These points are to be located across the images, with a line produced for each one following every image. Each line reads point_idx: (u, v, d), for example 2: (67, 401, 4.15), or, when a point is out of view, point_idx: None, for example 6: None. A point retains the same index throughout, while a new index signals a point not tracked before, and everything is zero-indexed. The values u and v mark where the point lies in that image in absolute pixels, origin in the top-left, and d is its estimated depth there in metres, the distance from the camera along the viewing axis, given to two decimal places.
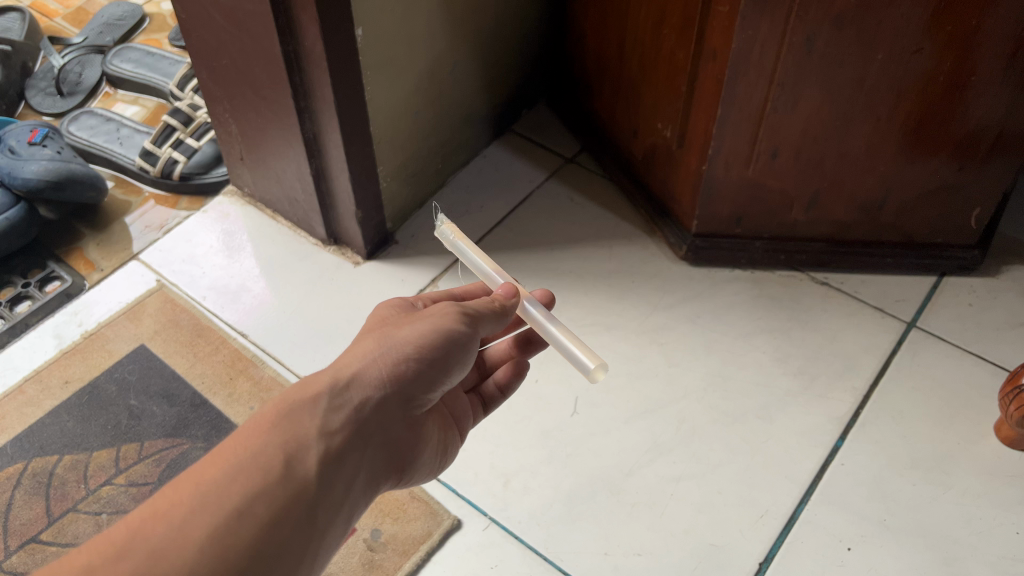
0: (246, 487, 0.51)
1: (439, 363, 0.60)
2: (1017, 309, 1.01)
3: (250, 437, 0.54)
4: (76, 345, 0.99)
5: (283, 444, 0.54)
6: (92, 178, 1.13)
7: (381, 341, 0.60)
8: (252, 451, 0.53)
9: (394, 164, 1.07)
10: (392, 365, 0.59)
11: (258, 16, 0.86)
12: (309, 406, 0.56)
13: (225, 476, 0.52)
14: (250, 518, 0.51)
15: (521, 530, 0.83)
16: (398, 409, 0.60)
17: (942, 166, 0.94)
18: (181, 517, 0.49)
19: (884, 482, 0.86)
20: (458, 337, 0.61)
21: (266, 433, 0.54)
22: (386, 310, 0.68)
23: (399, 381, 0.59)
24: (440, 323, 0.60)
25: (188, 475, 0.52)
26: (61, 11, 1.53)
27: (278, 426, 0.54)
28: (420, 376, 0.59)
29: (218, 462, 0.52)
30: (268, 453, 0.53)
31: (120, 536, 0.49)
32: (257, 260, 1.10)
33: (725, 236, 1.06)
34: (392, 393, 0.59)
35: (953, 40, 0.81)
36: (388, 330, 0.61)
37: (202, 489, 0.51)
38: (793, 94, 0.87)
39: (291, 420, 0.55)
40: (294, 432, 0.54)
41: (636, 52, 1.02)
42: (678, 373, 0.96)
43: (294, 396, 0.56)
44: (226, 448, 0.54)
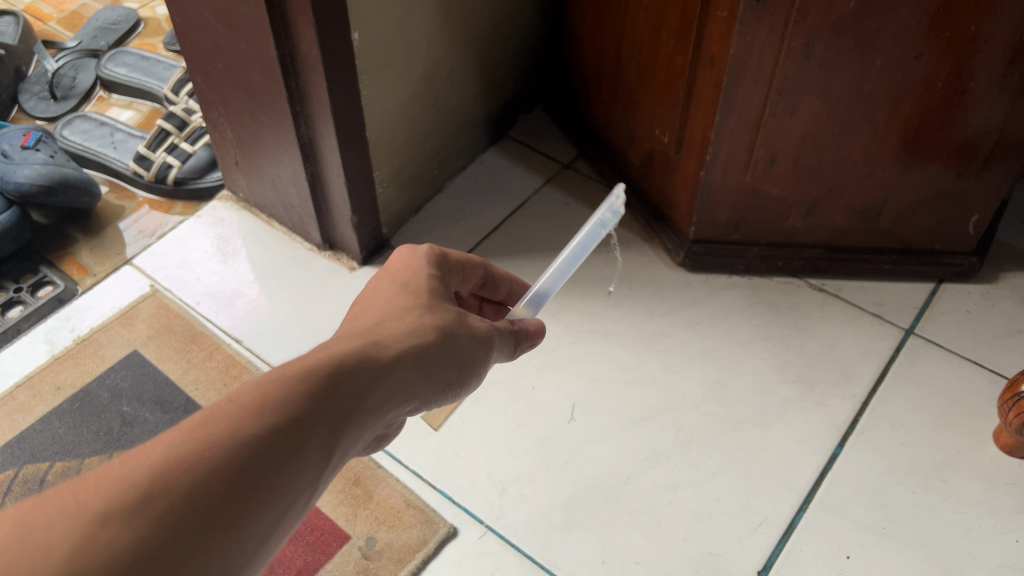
0: (282, 455, 0.40)
1: (459, 375, 0.54)
2: (1015, 316, 1.01)
3: (293, 389, 0.42)
4: (68, 351, 0.99)
5: (326, 412, 0.43)
6: (85, 182, 1.12)
7: (423, 333, 0.52)
8: (287, 401, 0.42)
9: (390, 169, 1.06)
10: (427, 362, 0.51)
11: (253, 19, 0.85)
12: (353, 378, 0.45)
13: (256, 423, 0.40)
14: (277, 495, 0.40)
15: (518, 538, 0.82)
16: (416, 398, 0.51)
17: (940, 173, 0.94)
18: (208, 467, 0.38)
19: (883, 490, 0.85)
20: (473, 355, 0.55)
21: (310, 391, 0.43)
22: (424, 266, 0.58)
23: (429, 380, 0.51)
24: (472, 342, 0.55)
25: (213, 413, 0.40)
26: (55, 15, 1.52)
27: (322, 389, 0.43)
28: (442, 377, 0.52)
29: (255, 407, 0.41)
30: (309, 418, 0.42)
31: (138, 479, 0.36)
32: (251, 266, 1.09)
33: (722, 242, 1.06)
34: (419, 391, 0.50)
35: (951, 47, 0.81)
36: (431, 321, 0.53)
37: (242, 443, 0.39)
38: (791, 101, 0.87)
39: (338, 386, 0.44)
40: (334, 393, 0.44)
41: (633, 58, 1.02)
42: (676, 380, 0.95)
43: (337, 359, 0.45)
44: (257, 391, 0.42)
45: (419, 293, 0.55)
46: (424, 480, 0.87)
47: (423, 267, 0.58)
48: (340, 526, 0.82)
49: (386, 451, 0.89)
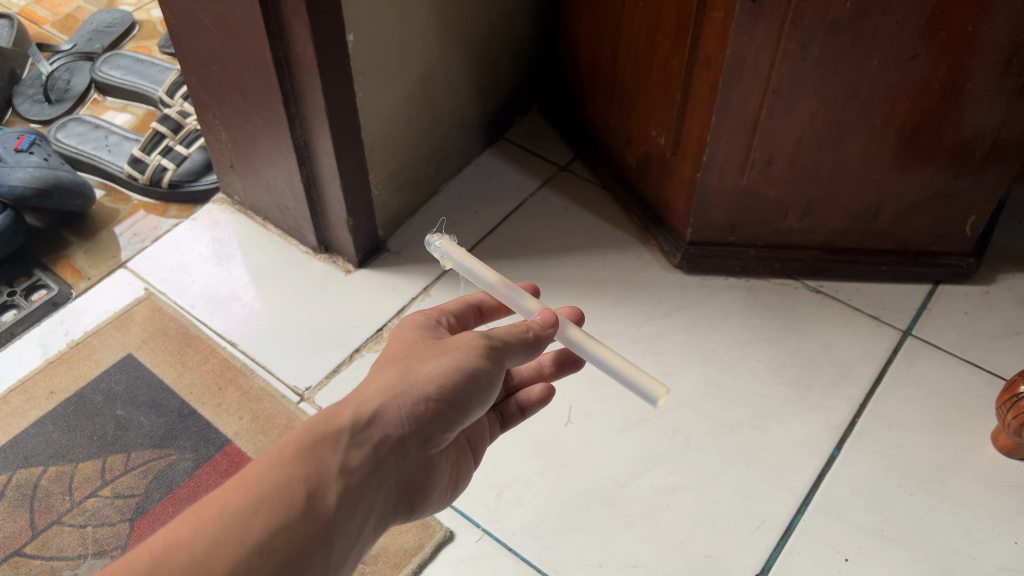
0: (265, 523, 0.48)
1: (461, 403, 0.56)
2: (1012, 318, 1.01)
3: (272, 467, 0.50)
4: (62, 355, 0.98)
5: (306, 478, 0.50)
6: (79, 186, 1.12)
7: (402, 375, 0.56)
8: (275, 482, 0.49)
9: (386, 171, 1.06)
10: (413, 406, 0.55)
11: (248, 21, 0.85)
12: (332, 440, 0.52)
13: (248, 505, 0.48)
14: (269, 556, 0.47)
15: (515, 542, 0.82)
16: (416, 444, 0.56)
17: (937, 174, 0.93)
18: (205, 548, 0.46)
19: (881, 492, 0.85)
20: (477, 378, 0.57)
21: (289, 464, 0.50)
22: (405, 325, 0.63)
23: (421, 422, 0.55)
24: (464, 358, 0.57)
25: (208, 499, 0.48)
26: (50, 18, 1.52)
27: (300, 458, 0.50)
28: (440, 416, 0.56)
29: (244, 492, 0.48)
30: (291, 486, 0.49)
31: (141, 564, 0.45)
32: (247, 269, 1.09)
33: (719, 244, 1.05)
34: (413, 433, 0.55)
35: (948, 47, 0.80)
36: (410, 364, 0.57)
37: (245, 517, 0.47)
38: (787, 102, 0.87)
39: (315, 453, 0.51)
40: (316, 466, 0.50)
41: (629, 60, 1.02)
42: (673, 382, 0.95)
43: (316, 427, 0.52)
44: (246, 474, 0.50)
45: (402, 345, 0.60)
46: None
47: (404, 326, 0.63)
48: None
49: None
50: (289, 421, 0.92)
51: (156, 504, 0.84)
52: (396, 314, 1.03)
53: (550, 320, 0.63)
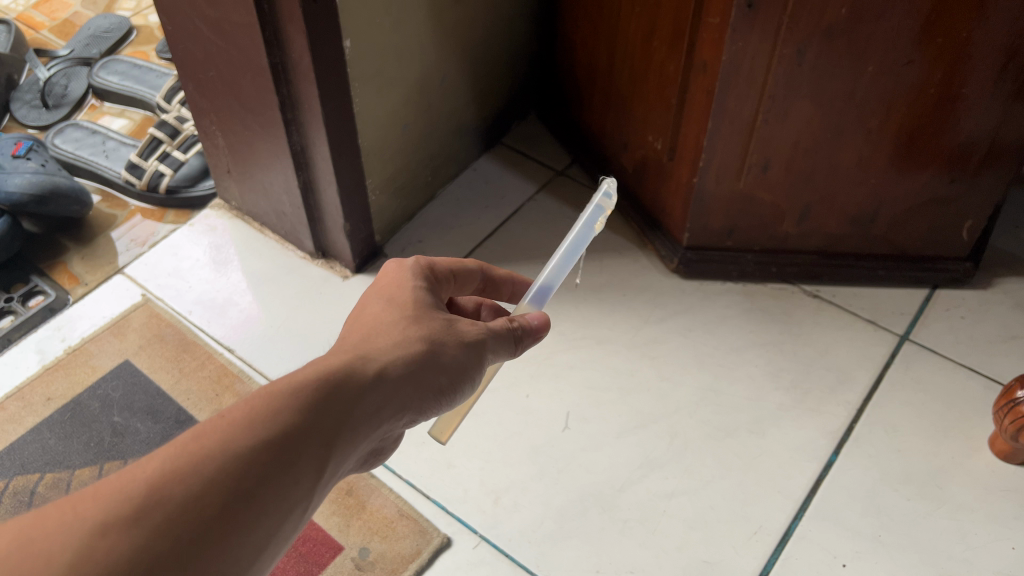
0: (269, 465, 0.42)
1: (456, 387, 0.55)
2: (1009, 322, 1.01)
3: (284, 407, 0.44)
4: (59, 361, 0.98)
5: (313, 426, 0.45)
6: (76, 192, 1.12)
7: (419, 347, 0.53)
8: (283, 422, 0.44)
9: (383, 177, 1.06)
10: (420, 377, 0.52)
11: (244, 27, 0.85)
12: (347, 396, 0.48)
13: (254, 442, 0.42)
14: (270, 505, 0.42)
15: (511, 548, 0.82)
16: (407, 413, 0.53)
17: (934, 178, 0.94)
18: (204, 483, 0.40)
19: (878, 497, 0.85)
20: (473, 365, 0.55)
21: (302, 409, 0.45)
22: (412, 275, 0.58)
23: (423, 395, 0.53)
24: (469, 352, 0.55)
25: (210, 428, 0.42)
26: (47, 23, 1.52)
27: (311, 404, 0.46)
28: (437, 393, 0.54)
29: (250, 426, 0.43)
30: (301, 432, 0.44)
31: (135, 490, 0.39)
32: (244, 275, 1.09)
33: (716, 249, 1.05)
34: (412, 405, 0.52)
35: (943, 52, 0.81)
36: (423, 334, 0.54)
37: (247, 455, 0.42)
38: (784, 107, 0.87)
39: (328, 400, 0.46)
40: (325, 415, 0.46)
41: (626, 65, 1.02)
42: (670, 388, 0.95)
43: (330, 380, 0.47)
44: (251, 406, 0.44)
45: (411, 302, 0.56)
46: (418, 489, 0.86)
47: (414, 276, 0.58)
48: (333, 537, 0.82)
49: None
50: None
51: None
52: None
53: (544, 324, 0.61)
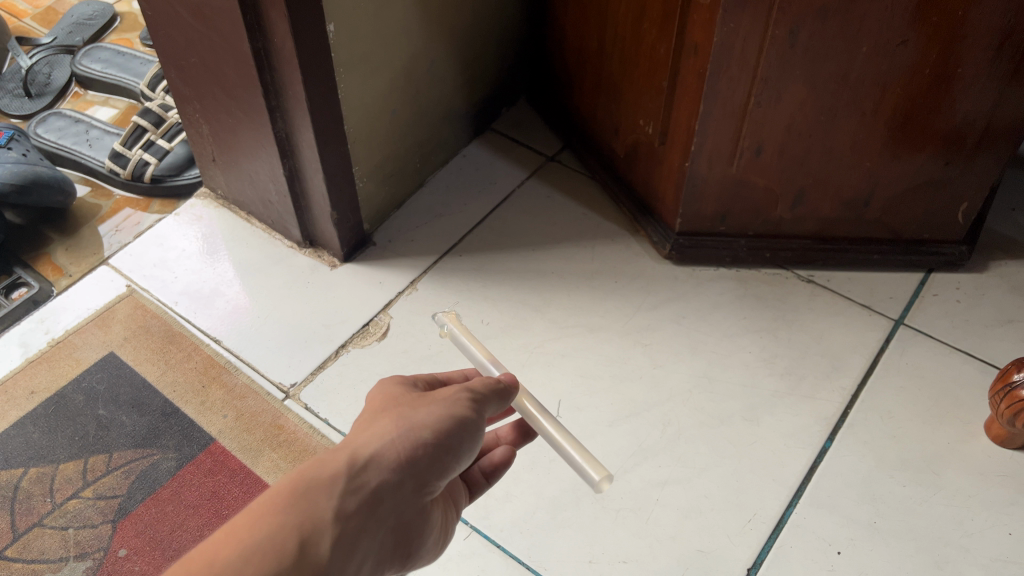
0: (256, 573, 0.46)
1: (454, 448, 0.54)
2: (1005, 305, 1.00)
3: (261, 515, 0.48)
4: (43, 354, 0.96)
5: (297, 527, 0.48)
6: (59, 181, 1.10)
7: (398, 422, 0.54)
8: (267, 531, 0.47)
9: (370, 163, 1.04)
10: (408, 450, 0.52)
11: (225, 12, 0.83)
12: (326, 486, 0.49)
13: (237, 557, 0.46)
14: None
15: (503, 538, 0.81)
16: (412, 489, 0.53)
17: (929, 161, 0.92)
18: None
19: (874, 483, 0.84)
20: (466, 422, 0.55)
21: (278, 513, 0.48)
22: (386, 382, 0.61)
23: (415, 464, 0.52)
24: (453, 408, 0.55)
25: (199, 552, 0.47)
26: (30, 11, 1.49)
27: (291, 506, 0.48)
28: (434, 460, 0.53)
29: (233, 542, 0.46)
30: (281, 536, 0.47)
31: None
32: (231, 265, 1.07)
33: (708, 234, 1.04)
34: (406, 477, 0.52)
35: (938, 32, 0.79)
36: (402, 412, 0.55)
37: (231, 568, 0.45)
38: (777, 90, 0.85)
39: (307, 499, 0.48)
40: (308, 514, 0.48)
41: (616, 49, 1.00)
42: (663, 374, 0.94)
43: (308, 473, 0.50)
44: (237, 523, 0.48)
45: (388, 397, 0.58)
46: None
47: (388, 381, 0.61)
48: None
49: None
50: (274, 418, 0.90)
51: (139, 505, 0.83)
52: (383, 308, 1.02)
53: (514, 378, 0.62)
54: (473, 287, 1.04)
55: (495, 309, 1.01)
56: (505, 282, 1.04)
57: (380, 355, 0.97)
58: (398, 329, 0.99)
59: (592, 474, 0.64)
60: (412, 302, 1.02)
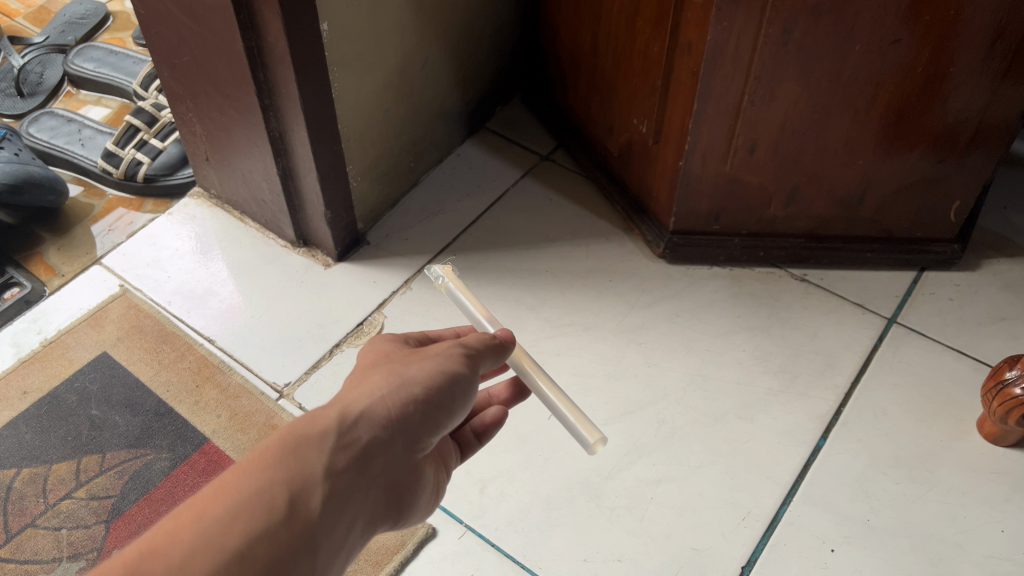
0: (247, 526, 0.45)
1: (445, 404, 0.55)
2: (997, 302, 1.00)
3: (251, 470, 0.47)
4: (35, 354, 0.96)
5: (288, 481, 0.47)
6: (51, 181, 1.10)
7: (389, 379, 0.54)
8: (257, 484, 0.46)
9: (364, 163, 1.04)
10: (399, 405, 0.53)
11: (218, 11, 0.83)
12: (316, 440, 0.49)
13: (227, 509, 0.45)
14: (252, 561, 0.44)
15: (498, 537, 0.81)
16: (404, 446, 0.53)
17: (922, 159, 0.93)
18: (182, 554, 0.43)
19: (868, 481, 0.84)
20: (458, 378, 0.56)
21: (269, 467, 0.47)
22: (375, 340, 0.61)
23: (405, 421, 0.53)
24: (445, 363, 0.56)
25: (186, 507, 0.46)
26: (22, 10, 1.49)
27: (282, 461, 0.47)
28: (425, 416, 0.54)
29: (222, 496, 0.46)
30: (272, 490, 0.46)
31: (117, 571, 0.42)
32: (225, 264, 1.07)
33: (702, 233, 1.04)
34: (398, 433, 0.52)
35: (931, 30, 0.79)
36: (393, 367, 0.55)
37: (221, 522, 0.44)
38: (770, 88, 0.85)
39: (298, 454, 0.48)
40: (299, 467, 0.48)
41: (610, 47, 1.00)
42: (657, 373, 0.94)
43: (298, 429, 0.49)
44: (226, 479, 0.47)
45: (379, 356, 0.58)
46: None
47: (379, 341, 0.61)
48: None
49: None
50: (268, 417, 0.90)
51: (133, 505, 0.83)
52: (377, 307, 1.01)
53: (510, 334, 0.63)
54: (467, 286, 1.04)
55: (489, 308, 1.01)
56: (499, 281, 1.04)
57: None
58: (392, 328, 0.99)
59: (587, 436, 0.66)
60: (407, 301, 1.02)
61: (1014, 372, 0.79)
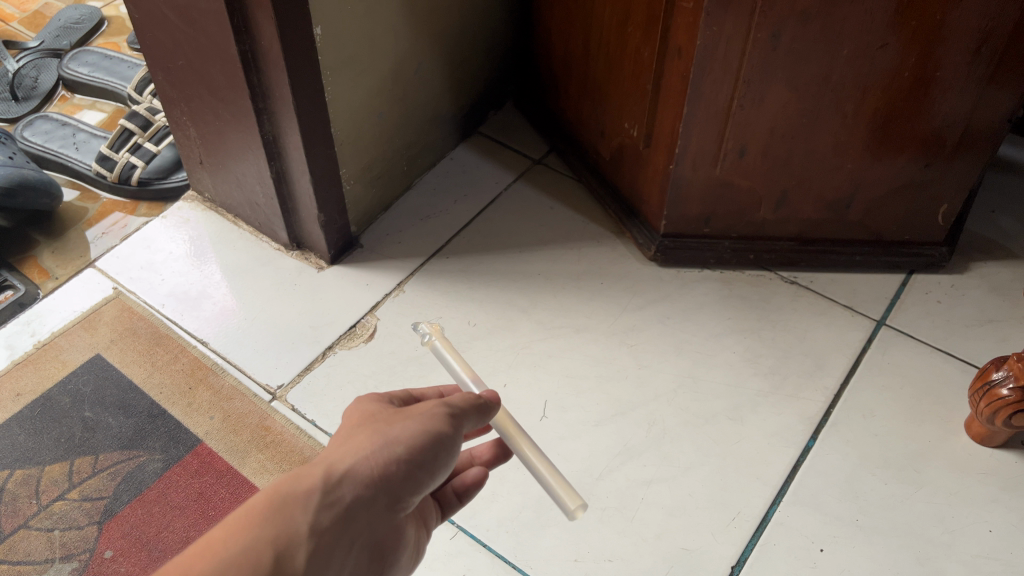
0: None
1: (428, 464, 0.54)
2: (985, 305, 1.01)
3: (237, 530, 0.48)
4: (29, 355, 0.96)
5: (273, 540, 0.48)
6: (45, 184, 1.10)
7: (373, 438, 0.53)
8: (242, 545, 0.47)
9: (357, 166, 1.05)
10: (381, 465, 0.52)
11: (212, 14, 0.83)
12: (301, 500, 0.49)
13: (212, 571, 0.46)
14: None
15: (489, 538, 0.81)
16: (386, 504, 0.52)
17: (909, 163, 0.94)
18: None
19: (857, 481, 0.85)
20: (442, 438, 0.55)
21: (254, 526, 0.48)
22: (363, 400, 0.61)
23: (388, 481, 0.52)
24: (429, 423, 0.55)
25: (175, 564, 0.47)
26: (17, 15, 1.49)
27: (267, 520, 0.48)
28: (408, 476, 0.53)
29: (210, 554, 0.47)
30: (256, 550, 0.47)
31: None
32: (218, 267, 1.07)
33: (693, 236, 1.05)
34: (380, 492, 0.52)
35: (917, 35, 0.80)
36: (378, 427, 0.54)
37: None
38: (759, 92, 0.86)
39: (282, 514, 0.48)
40: (283, 528, 0.48)
41: (601, 52, 1.01)
42: (648, 375, 0.95)
43: (284, 487, 0.50)
44: (214, 537, 0.48)
45: (365, 417, 0.57)
46: None
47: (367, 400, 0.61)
48: None
49: None
50: (260, 419, 0.91)
51: (125, 506, 0.83)
52: (370, 309, 1.02)
53: (495, 397, 0.61)
54: (460, 289, 1.04)
55: (482, 310, 1.02)
56: (492, 284, 1.05)
57: (367, 356, 0.97)
58: (385, 330, 1.00)
59: (565, 502, 0.63)
60: (400, 304, 1.03)
61: (1002, 373, 0.79)
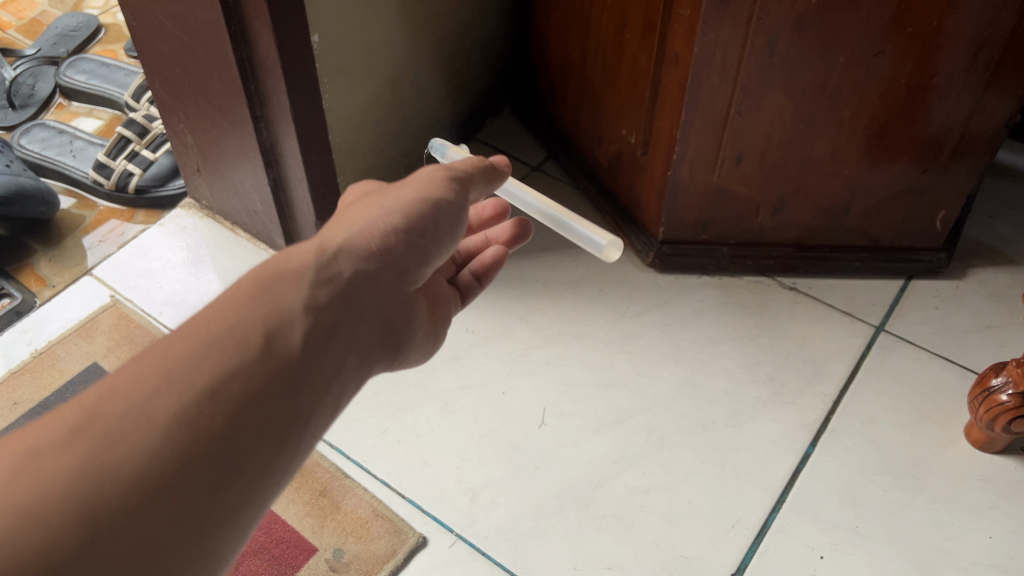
0: (221, 362, 0.45)
1: (427, 234, 0.56)
2: (983, 310, 1.01)
3: (223, 309, 0.48)
4: (25, 365, 0.96)
5: (264, 318, 0.47)
6: (42, 193, 1.10)
7: (369, 213, 0.55)
8: (227, 323, 0.47)
9: (355, 174, 1.05)
10: (379, 236, 0.54)
11: (209, 22, 0.83)
12: (293, 277, 0.50)
13: (196, 349, 0.45)
14: (224, 397, 0.44)
15: (488, 546, 0.81)
16: (382, 280, 0.53)
17: (906, 169, 0.94)
18: (146, 393, 0.43)
19: (857, 489, 0.85)
20: (440, 206, 0.58)
21: (242, 304, 0.48)
22: (355, 187, 0.66)
23: (388, 253, 0.54)
24: (426, 190, 0.58)
25: (155, 348, 0.46)
26: (14, 23, 1.49)
27: (253, 300, 0.48)
28: (409, 247, 0.55)
29: (194, 337, 0.46)
30: (244, 327, 0.47)
31: (89, 403, 0.43)
32: (216, 274, 1.07)
33: (691, 242, 1.05)
34: (381, 266, 0.53)
35: (914, 42, 0.80)
36: (372, 200, 0.57)
37: (195, 357, 0.45)
38: (756, 99, 0.86)
39: (271, 291, 0.49)
40: (274, 304, 0.48)
41: (599, 59, 1.01)
42: (646, 382, 0.94)
43: (272, 268, 0.50)
44: (195, 322, 0.47)
45: (357, 210, 0.59)
46: (394, 489, 0.85)
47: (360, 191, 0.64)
48: (306, 538, 0.81)
49: (355, 460, 0.88)
50: None
51: None
52: None
53: (504, 161, 0.67)
54: None
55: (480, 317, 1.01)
56: (490, 291, 1.05)
57: None
58: None
59: (599, 242, 0.72)
60: None
61: (1001, 379, 0.79)
